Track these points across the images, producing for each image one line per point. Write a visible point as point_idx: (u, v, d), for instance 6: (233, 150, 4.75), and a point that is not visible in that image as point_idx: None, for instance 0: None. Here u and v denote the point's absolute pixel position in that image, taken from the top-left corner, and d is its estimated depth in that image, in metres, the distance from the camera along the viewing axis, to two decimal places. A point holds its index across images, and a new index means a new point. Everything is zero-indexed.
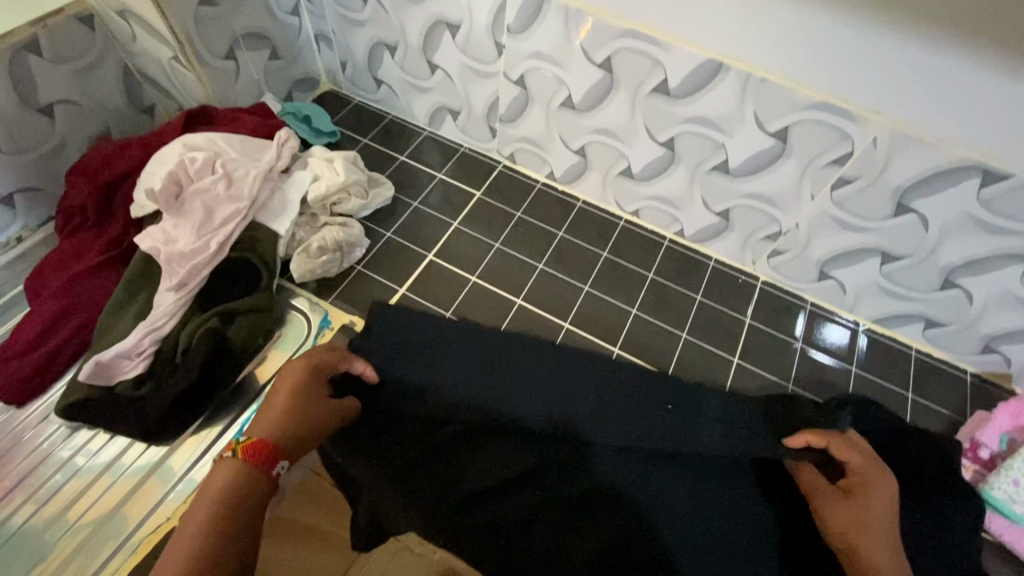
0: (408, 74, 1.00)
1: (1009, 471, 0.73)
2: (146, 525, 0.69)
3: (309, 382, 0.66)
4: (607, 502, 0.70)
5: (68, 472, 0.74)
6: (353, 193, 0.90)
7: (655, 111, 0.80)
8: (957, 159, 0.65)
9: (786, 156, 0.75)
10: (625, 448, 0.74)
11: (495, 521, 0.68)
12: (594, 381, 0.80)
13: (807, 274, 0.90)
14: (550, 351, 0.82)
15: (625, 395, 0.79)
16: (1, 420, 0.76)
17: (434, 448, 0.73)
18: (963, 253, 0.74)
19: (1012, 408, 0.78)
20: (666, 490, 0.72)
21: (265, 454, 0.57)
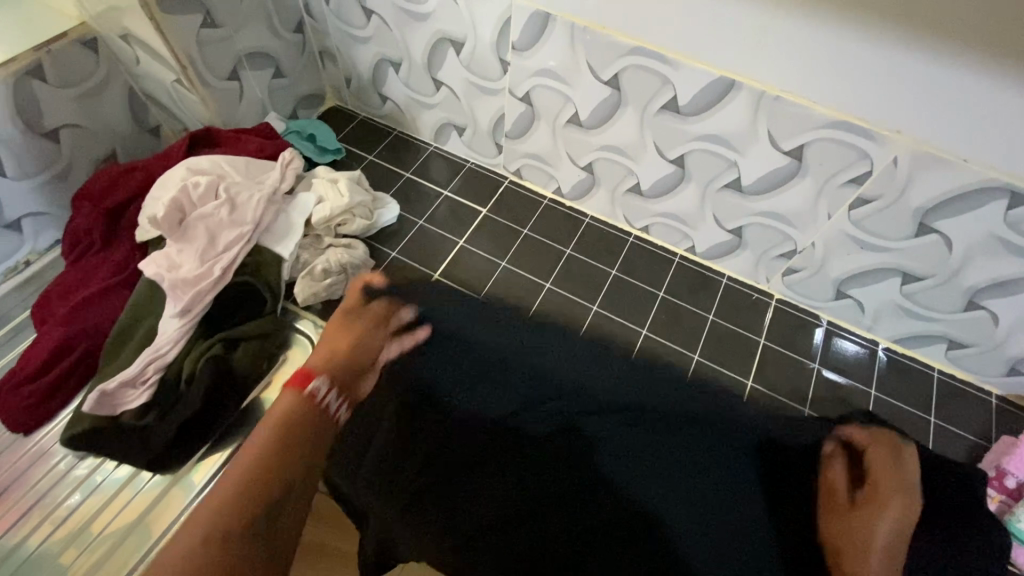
0: (413, 90, 0.98)
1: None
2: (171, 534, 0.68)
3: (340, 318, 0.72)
4: (644, 536, 0.62)
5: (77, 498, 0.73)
6: (357, 214, 0.89)
7: (664, 128, 0.77)
8: (981, 180, 0.62)
9: (801, 175, 0.73)
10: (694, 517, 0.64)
11: (514, 566, 0.59)
12: (631, 389, 0.74)
13: (823, 293, 0.87)
14: (571, 359, 0.77)
15: (697, 428, 0.71)
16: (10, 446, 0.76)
17: (443, 476, 0.64)
18: (989, 273, 0.71)
19: None
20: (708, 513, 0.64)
21: (299, 380, 0.61)
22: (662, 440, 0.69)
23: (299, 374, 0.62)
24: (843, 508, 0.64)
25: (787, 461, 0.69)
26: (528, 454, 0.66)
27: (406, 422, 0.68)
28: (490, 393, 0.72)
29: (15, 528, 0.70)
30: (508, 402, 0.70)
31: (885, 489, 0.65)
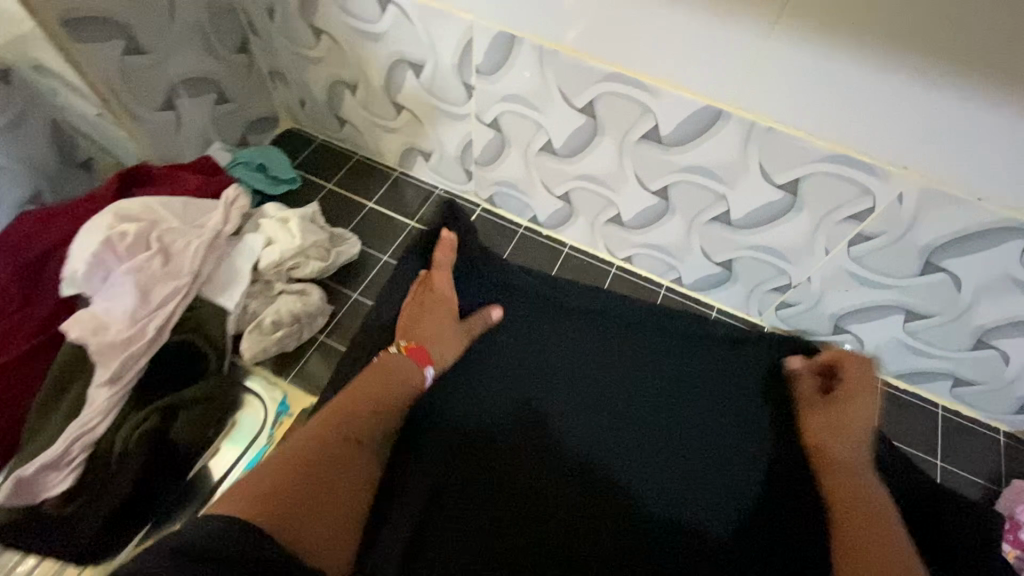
0: (372, 114, 0.90)
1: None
2: None
3: (424, 295, 0.77)
4: (603, 499, 0.65)
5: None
6: (312, 255, 0.80)
7: (645, 158, 0.70)
8: (994, 219, 0.56)
9: (797, 209, 0.66)
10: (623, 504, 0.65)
11: (485, 536, 0.62)
12: (581, 357, 0.76)
13: (820, 328, 0.81)
14: (522, 337, 0.77)
15: (674, 374, 0.75)
16: None
17: (405, 465, 0.66)
18: (999, 313, 0.65)
19: None
20: (666, 462, 0.68)
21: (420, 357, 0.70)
22: (631, 433, 0.70)
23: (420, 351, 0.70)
24: (819, 403, 0.69)
25: (735, 405, 0.73)
26: (487, 440, 0.69)
27: None
28: (448, 382, 0.73)
29: None
30: (459, 401, 0.71)
31: (850, 416, 0.66)
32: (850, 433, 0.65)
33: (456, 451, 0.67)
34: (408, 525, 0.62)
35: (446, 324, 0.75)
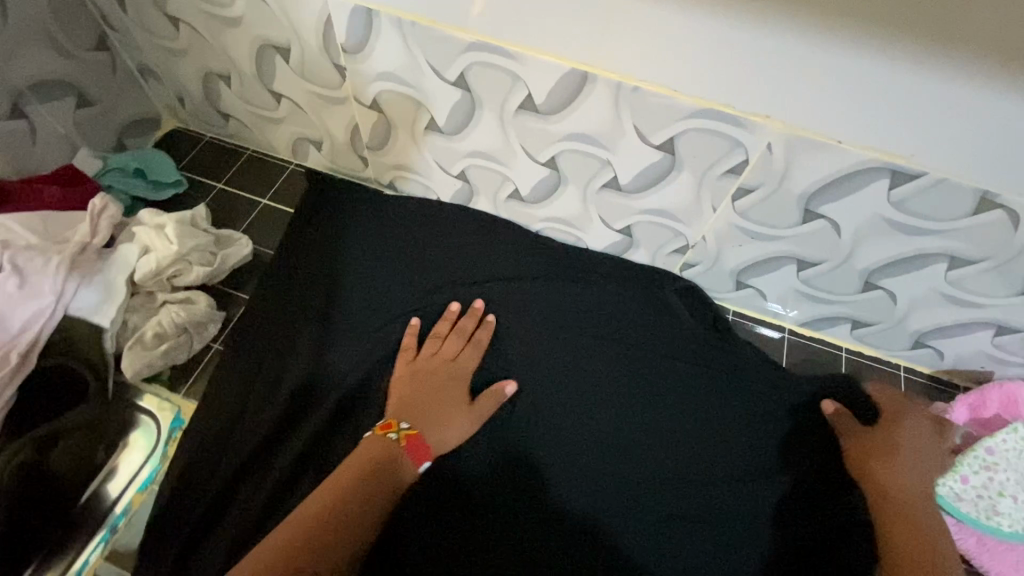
0: (253, 105, 0.85)
1: (958, 472, 0.68)
2: None
3: (451, 342, 0.76)
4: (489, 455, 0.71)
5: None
6: (194, 261, 0.76)
7: (526, 130, 0.69)
8: (857, 161, 0.57)
9: (678, 169, 0.66)
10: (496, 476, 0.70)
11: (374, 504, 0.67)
12: (449, 327, 0.77)
13: (723, 285, 0.82)
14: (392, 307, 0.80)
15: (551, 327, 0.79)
16: None
17: (288, 448, 0.70)
18: (881, 254, 0.66)
19: (970, 401, 0.74)
20: (549, 415, 0.74)
21: (418, 450, 0.66)
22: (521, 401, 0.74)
23: (424, 446, 0.67)
24: (872, 438, 0.69)
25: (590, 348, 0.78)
26: (368, 416, 0.72)
27: (247, 398, 0.73)
28: (326, 360, 0.75)
29: None
30: (334, 383, 0.74)
31: (904, 461, 0.67)
32: (899, 471, 0.66)
33: (338, 427, 0.72)
34: (290, 499, 0.67)
35: (458, 400, 0.71)
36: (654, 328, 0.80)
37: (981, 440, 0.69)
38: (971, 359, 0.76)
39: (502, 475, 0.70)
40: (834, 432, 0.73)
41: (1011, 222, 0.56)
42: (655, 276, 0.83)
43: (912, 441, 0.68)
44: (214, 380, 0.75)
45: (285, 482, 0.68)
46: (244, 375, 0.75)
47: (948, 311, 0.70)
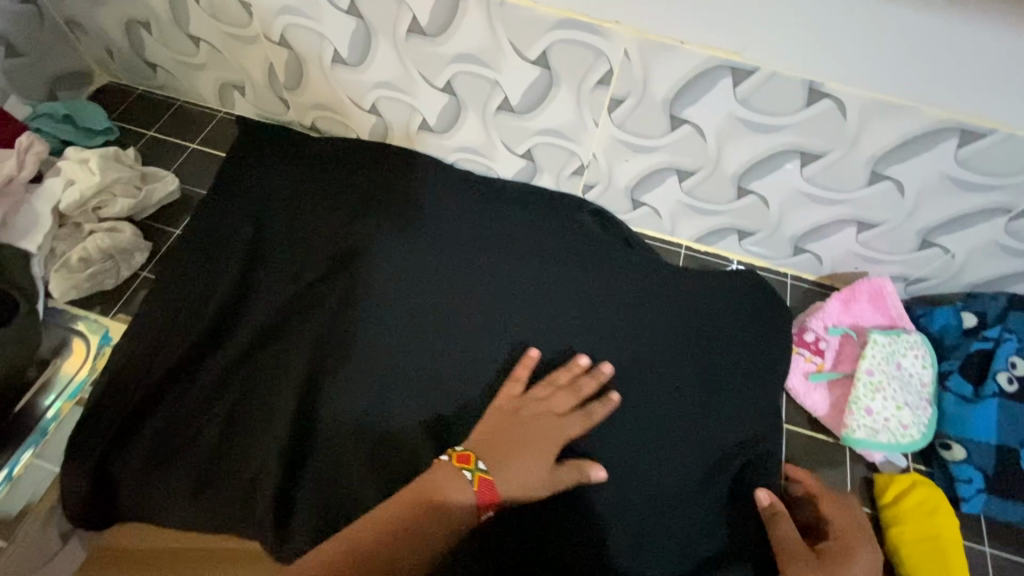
0: (175, 52, 0.90)
1: (859, 405, 0.72)
2: None
3: (556, 391, 0.69)
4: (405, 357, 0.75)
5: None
6: (119, 193, 0.81)
7: (421, 54, 0.74)
8: (702, 61, 0.63)
9: (557, 84, 0.72)
10: (408, 387, 0.74)
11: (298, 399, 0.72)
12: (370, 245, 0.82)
13: (622, 204, 0.87)
14: (315, 231, 0.84)
15: (467, 244, 0.83)
16: None
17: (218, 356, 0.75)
18: (744, 156, 0.72)
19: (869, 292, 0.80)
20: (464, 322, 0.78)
21: (489, 497, 0.59)
22: (425, 313, 0.78)
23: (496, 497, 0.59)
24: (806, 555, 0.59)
25: (502, 263, 0.82)
26: (295, 326, 0.77)
27: (178, 314, 0.77)
28: (259, 279, 0.81)
29: None
30: (266, 297, 0.79)
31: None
32: None
33: (268, 336, 0.77)
34: (220, 399, 0.72)
35: (546, 451, 0.63)
36: (569, 246, 0.84)
37: (860, 366, 0.73)
38: (844, 261, 0.83)
39: (418, 374, 0.74)
40: (719, 329, 0.79)
41: (839, 110, 0.64)
42: (561, 199, 0.87)
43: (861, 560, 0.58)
44: (146, 301, 0.79)
45: (214, 386, 0.73)
46: (175, 297, 0.79)
47: (815, 210, 0.77)
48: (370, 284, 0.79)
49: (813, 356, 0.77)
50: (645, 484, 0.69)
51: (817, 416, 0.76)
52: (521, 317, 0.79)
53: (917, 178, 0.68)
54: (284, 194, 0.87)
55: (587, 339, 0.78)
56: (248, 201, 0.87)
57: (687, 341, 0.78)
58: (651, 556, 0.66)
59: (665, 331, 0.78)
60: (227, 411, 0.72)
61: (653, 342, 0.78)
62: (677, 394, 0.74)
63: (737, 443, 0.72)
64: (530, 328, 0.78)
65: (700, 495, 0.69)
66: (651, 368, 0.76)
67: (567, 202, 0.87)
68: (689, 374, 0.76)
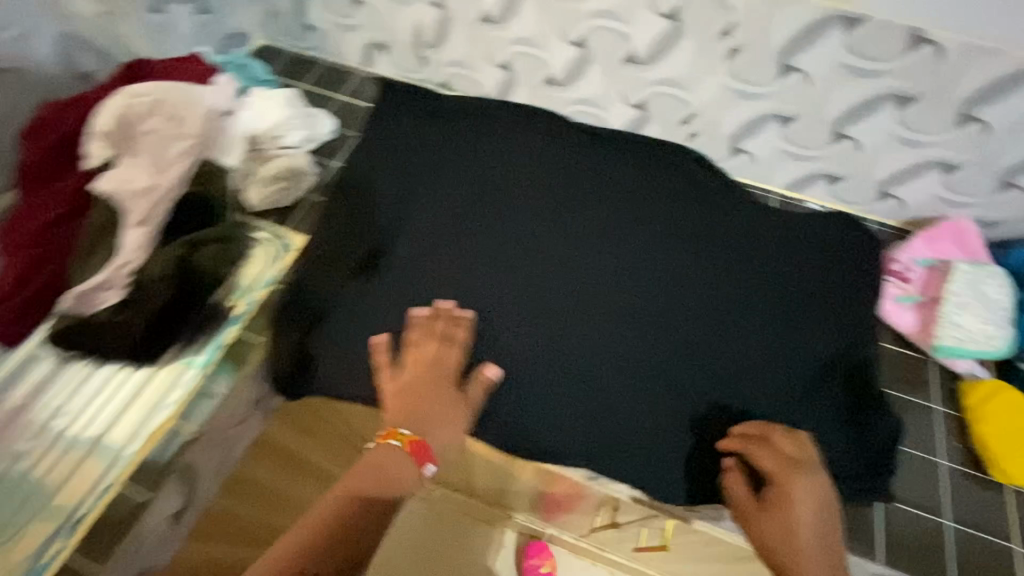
0: (335, 15, 1.05)
1: (947, 319, 0.82)
2: (174, 395, 0.79)
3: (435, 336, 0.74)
4: (538, 266, 0.87)
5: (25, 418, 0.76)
6: (295, 126, 0.96)
7: (563, 10, 0.87)
8: (820, 11, 0.75)
9: (683, 35, 0.84)
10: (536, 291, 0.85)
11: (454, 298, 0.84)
12: (505, 176, 0.95)
13: (723, 152, 0.98)
14: (455, 165, 0.96)
15: (592, 177, 0.94)
16: None
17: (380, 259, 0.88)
18: (847, 101, 0.83)
19: (954, 231, 0.89)
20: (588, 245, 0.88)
21: (418, 454, 0.64)
22: (549, 230, 0.88)
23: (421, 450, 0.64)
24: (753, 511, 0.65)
25: (622, 196, 0.93)
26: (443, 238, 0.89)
27: (348, 225, 0.92)
28: (410, 199, 0.93)
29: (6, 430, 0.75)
30: (415, 214, 0.91)
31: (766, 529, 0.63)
32: (803, 550, 0.60)
33: (421, 248, 0.89)
34: (385, 293, 0.84)
35: (450, 394, 0.70)
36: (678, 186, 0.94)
37: (946, 288, 0.83)
38: (927, 205, 0.93)
39: (549, 280, 0.84)
40: (818, 255, 0.88)
41: (938, 55, 0.74)
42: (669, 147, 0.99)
43: (803, 487, 0.64)
44: (320, 216, 0.94)
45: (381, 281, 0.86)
46: (344, 212, 0.93)
47: (907, 153, 0.87)
48: (505, 211, 0.92)
49: (898, 283, 0.88)
50: (748, 381, 0.79)
51: (903, 333, 0.86)
52: (636, 239, 0.89)
53: (1004, 118, 0.78)
54: (420, 138, 1.00)
55: (692, 261, 0.87)
56: (392, 143, 0.99)
57: (790, 266, 0.88)
58: (769, 437, 0.76)
59: (768, 257, 0.88)
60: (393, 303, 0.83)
61: (758, 266, 0.88)
62: (779, 307, 0.85)
63: (839, 352, 0.81)
64: (642, 248, 0.88)
65: (807, 391, 0.79)
66: (754, 288, 0.86)
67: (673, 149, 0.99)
68: (789, 293, 0.86)
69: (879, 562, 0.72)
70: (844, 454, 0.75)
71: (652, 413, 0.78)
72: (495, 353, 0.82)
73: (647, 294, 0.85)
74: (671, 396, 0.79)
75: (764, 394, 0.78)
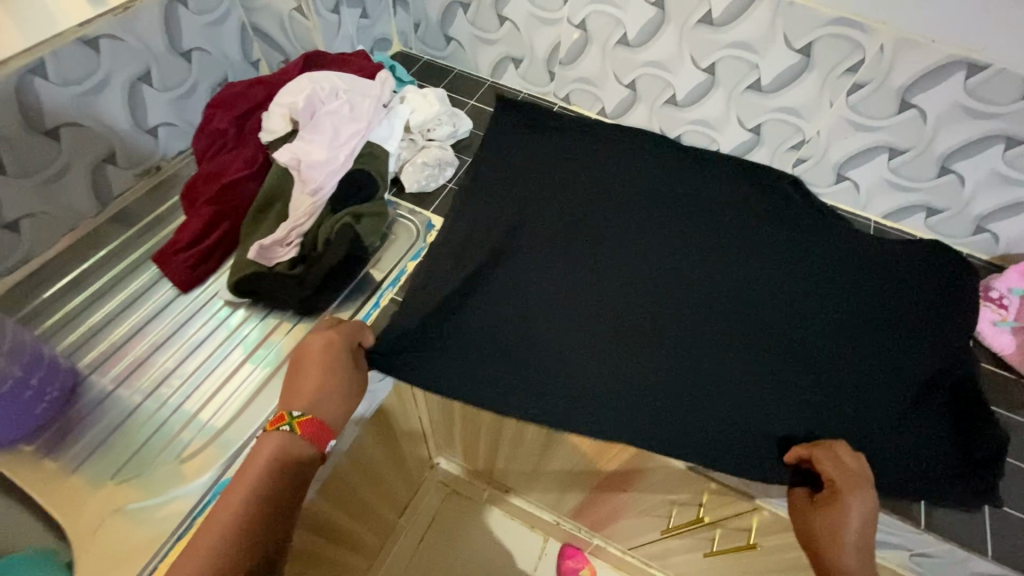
0: (478, 28, 1.17)
1: None
2: None
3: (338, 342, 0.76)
4: (652, 268, 0.99)
5: (198, 367, 0.86)
6: (443, 121, 1.07)
7: (700, 40, 0.97)
8: (947, 56, 0.83)
9: (810, 69, 0.93)
10: (651, 288, 0.96)
11: (582, 291, 0.95)
12: (620, 192, 1.08)
13: (826, 178, 1.08)
14: (577, 179, 1.08)
15: (699, 203, 1.06)
16: (171, 301, 0.92)
17: (514, 249, 0.98)
18: (957, 138, 0.91)
19: None
20: (697, 254, 1.00)
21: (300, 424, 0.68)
22: (660, 240, 1.02)
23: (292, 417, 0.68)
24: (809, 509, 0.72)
25: (726, 218, 1.05)
26: (568, 240, 1.01)
27: (484, 216, 1.01)
28: (539, 202, 1.04)
29: (186, 365, 0.86)
30: (544, 215, 1.03)
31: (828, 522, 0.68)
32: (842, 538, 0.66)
33: (550, 245, 1.00)
34: (519, 281, 0.95)
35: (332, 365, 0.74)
36: (767, 209, 1.05)
37: None
38: (1019, 242, 0.99)
39: (663, 285, 0.96)
40: (915, 283, 0.97)
41: None
42: (772, 179, 1.09)
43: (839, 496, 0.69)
44: (455, 204, 1.03)
45: (516, 268, 0.96)
46: (480, 205, 1.03)
47: (1006, 192, 0.94)
48: (622, 222, 1.04)
49: (991, 310, 0.93)
50: (853, 390, 0.86)
51: (1002, 356, 0.91)
52: (739, 255, 1.00)
53: None
54: (545, 150, 1.12)
55: (784, 281, 0.97)
56: (519, 151, 1.11)
57: (887, 288, 0.96)
58: (882, 436, 0.81)
59: (866, 281, 0.97)
60: (527, 292, 0.93)
61: (859, 285, 0.96)
62: (882, 321, 0.93)
63: (940, 371, 0.87)
64: (744, 263, 0.99)
65: (915, 399, 0.84)
66: (854, 302, 0.95)
67: (777, 176, 1.09)
68: (888, 309, 0.94)
69: (990, 558, 0.74)
70: (957, 456, 0.79)
71: (771, 405, 0.84)
72: (617, 338, 0.90)
73: (751, 301, 0.95)
74: (781, 395, 0.85)
75: (870, 402, 0.84)
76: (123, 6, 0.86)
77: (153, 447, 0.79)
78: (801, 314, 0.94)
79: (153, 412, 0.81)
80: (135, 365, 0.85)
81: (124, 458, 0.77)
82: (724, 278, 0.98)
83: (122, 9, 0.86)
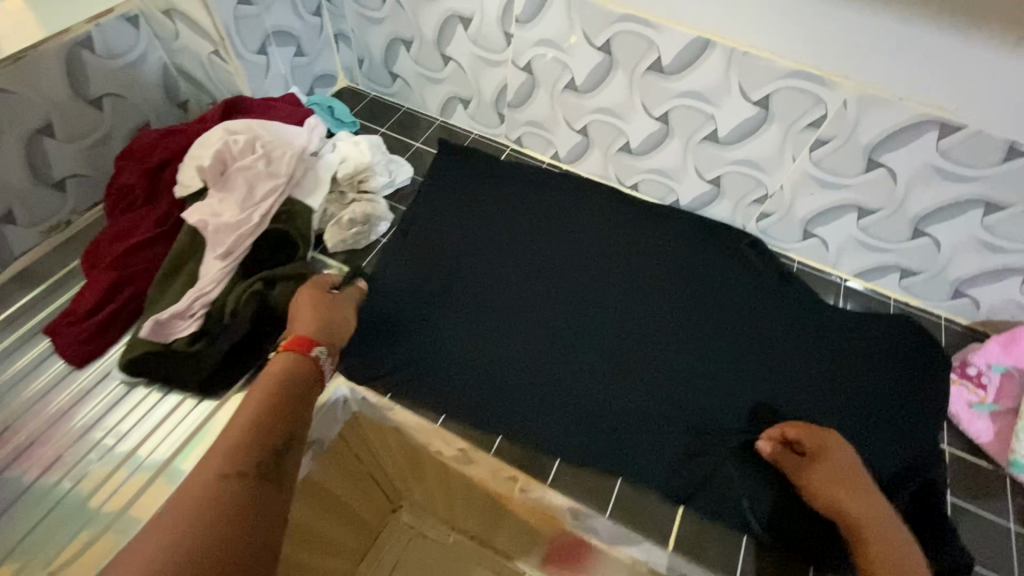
0: (422, 67, 1.09)
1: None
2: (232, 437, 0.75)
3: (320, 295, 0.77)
4: (591, 334, 0.93)
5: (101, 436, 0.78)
6: (375, 171, 1.01)
7: (652, 87, 0.89)
8: (916, 115, 0.75)
9: (769, 122, 0.85)
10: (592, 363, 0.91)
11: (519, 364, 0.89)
12: (566, 250, 1.01)
13: (793, 235, 0.99)
14: (520, 235, 1.02)
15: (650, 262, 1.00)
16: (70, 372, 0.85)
17: (443, 317, 0.93)
18: (931, 200, 0.82)
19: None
20: (646, 320, 0.94)
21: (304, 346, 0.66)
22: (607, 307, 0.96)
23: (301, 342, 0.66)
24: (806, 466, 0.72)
25: (679, 280, 0.98)
26: (504, 306, 0.95)
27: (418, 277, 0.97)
28: (478, 262, 0.99)
29: (87, 437, 0.78)
30: (481, 277, 0.97)
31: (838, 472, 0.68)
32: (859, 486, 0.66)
33: (485, 311, 0.94)
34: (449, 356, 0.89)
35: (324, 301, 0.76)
36: (724, 270, 0.98)
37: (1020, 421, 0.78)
38: (1001, 308, 0.90)
39: (598, 353, 0.91)
40: (885, 355, 0.89)
41: None
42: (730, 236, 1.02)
43: (839, 453, 0.70)
44: (387, 264, 0.97)
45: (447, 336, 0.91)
46: (413, 268, 0.97)
47: (983, 259, 0.85)
48: (566, 284, 0.98)
49: (963, 390, 0.86)
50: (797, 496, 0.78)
51: (980, 443, 0.83)
52: (688, 322, 0.94)
53: None
54: (490, 202, 1.06)
55: (735, 355, 0.90)
56: (461, 202, 1.05)
57: (851, 367, 0.89)
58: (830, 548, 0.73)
59: (829, 353, 0.90)
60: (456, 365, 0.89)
61: (819, 364, 0.89)
62: (841, 405, 0.85)
63: (900, 469, 0.79)
64: (692, 332, 0.93)
65: None
66: (813, 379, 0.88)
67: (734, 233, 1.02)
68: (850, 391, 0.86)
69: None
70: None
71: (706, 501, 0.78)
72: (553, 419, 0.84)
73: (698, 375, 0.88)
74: (720, 503, 0.78)
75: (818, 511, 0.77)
76: (14, 56, 0.79)
77: (36, 539, 0.70)
78: (754, 399, 0.86)
79: (50, 487, 0.74)
80: (39, 433, 0.78)
81: (7, 547, 0.70)
82: (671, 351, 0.91)
83: (12, 59, 0.79)
